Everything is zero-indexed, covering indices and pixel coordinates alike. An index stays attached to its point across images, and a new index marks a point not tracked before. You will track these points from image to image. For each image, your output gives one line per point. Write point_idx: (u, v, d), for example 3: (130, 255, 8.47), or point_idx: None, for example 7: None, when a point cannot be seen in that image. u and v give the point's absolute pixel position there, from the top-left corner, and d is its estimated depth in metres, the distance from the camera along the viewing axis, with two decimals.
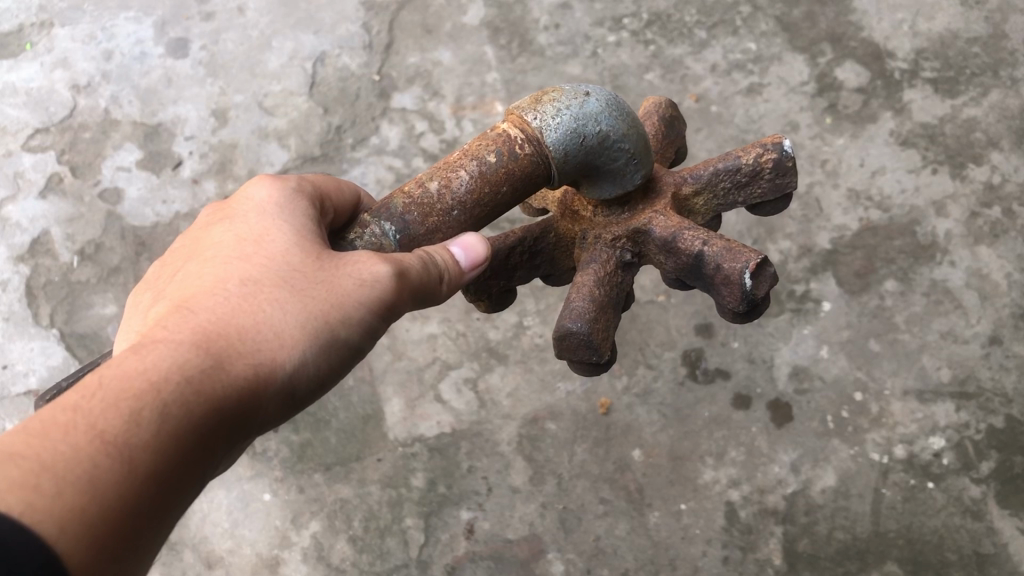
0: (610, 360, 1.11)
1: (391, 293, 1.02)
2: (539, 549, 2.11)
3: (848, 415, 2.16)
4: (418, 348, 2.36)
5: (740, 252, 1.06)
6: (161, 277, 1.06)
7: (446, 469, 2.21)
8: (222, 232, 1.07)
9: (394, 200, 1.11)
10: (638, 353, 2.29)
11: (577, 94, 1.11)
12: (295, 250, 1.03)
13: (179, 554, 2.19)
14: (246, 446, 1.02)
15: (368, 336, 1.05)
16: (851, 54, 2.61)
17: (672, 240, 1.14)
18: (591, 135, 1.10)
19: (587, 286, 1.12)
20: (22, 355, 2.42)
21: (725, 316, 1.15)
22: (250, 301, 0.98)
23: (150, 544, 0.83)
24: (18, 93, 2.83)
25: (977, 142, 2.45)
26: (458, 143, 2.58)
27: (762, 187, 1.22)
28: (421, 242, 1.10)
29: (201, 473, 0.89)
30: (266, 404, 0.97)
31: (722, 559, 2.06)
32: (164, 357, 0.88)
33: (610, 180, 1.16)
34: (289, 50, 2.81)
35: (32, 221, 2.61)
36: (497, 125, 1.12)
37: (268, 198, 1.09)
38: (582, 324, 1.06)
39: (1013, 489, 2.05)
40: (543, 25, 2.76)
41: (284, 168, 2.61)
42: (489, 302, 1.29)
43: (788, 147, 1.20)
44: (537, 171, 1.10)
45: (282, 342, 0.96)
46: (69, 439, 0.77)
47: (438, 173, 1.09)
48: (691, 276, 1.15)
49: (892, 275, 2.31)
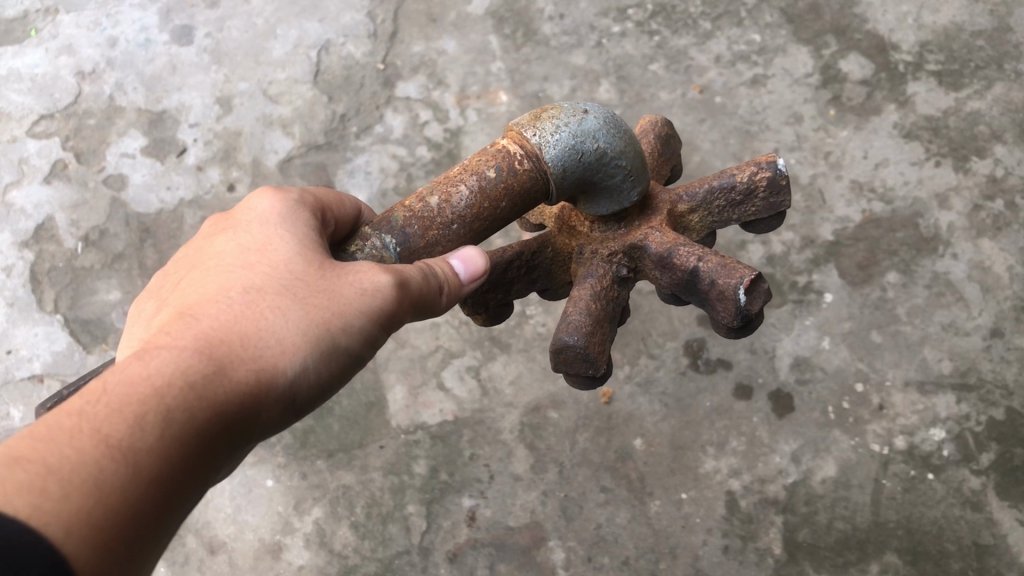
0: (606, 374, 1.12)
1: (392, 303, 1.02)
2: (540, 536, 2.12)
3: (848, 406, 2.17)
4: (421, 337, 2.36)
5: (734, 268, 1.07)
6: (165, 285, 1.06)
7: (448, 456, 2.22)
8: (226, 241, 1.07)
9: (394, 213, 1.11)
10: (641, 343, 2.30)
11: (576, 112, 1.11)
12: (297, 258, 1.03)
13: (182, 539, 2.20)
14: (247, 451, 1.01)
15: (368, 345, 1.05)
16: (855, 46, 2.61)
17: (668, 255, 1.15)
18: (589, 152, 1.10)
19: (584, 300, 1.12)
20: (26, 341, 2.42)
21: (719, 331, 1.15)
22: (252, 309, 0.98)
23: (154, 546, 0.82)
24: (22, 79, 2.83)
25: (980, 135, 2.45)
26: (463, 133, 2.58)
27: (755, 206, 1.22)
28: (420, 255, 1.10)
29: (203, 479, 0.89)
30: (267, 411, 0.97)
31: (723, 548, 2.07)
32: (168, 362, 0.89)
33: (607, 196, 1.16)
34: (293, 38, 2.81)
35: (36, 207, 2.62)
36: (497, 140, 1.12)
37: (270, 208, 1.09)
38: (578, 337, 1.06)
39: (1012, 481, 2.06)
40: (547, 14, 2.76)
41: (289, 156, 2.61)
42: (486, 315, 1.29)
43: (782, 165, 1.19)
44: (536, 186, 1.10)
45: (284, 349, 0.97)
46: (74, 444, 0.77)
47: (438, 187, 1.09)
48: (686, 291, 1.16)
49: (894, 267, 2.31)
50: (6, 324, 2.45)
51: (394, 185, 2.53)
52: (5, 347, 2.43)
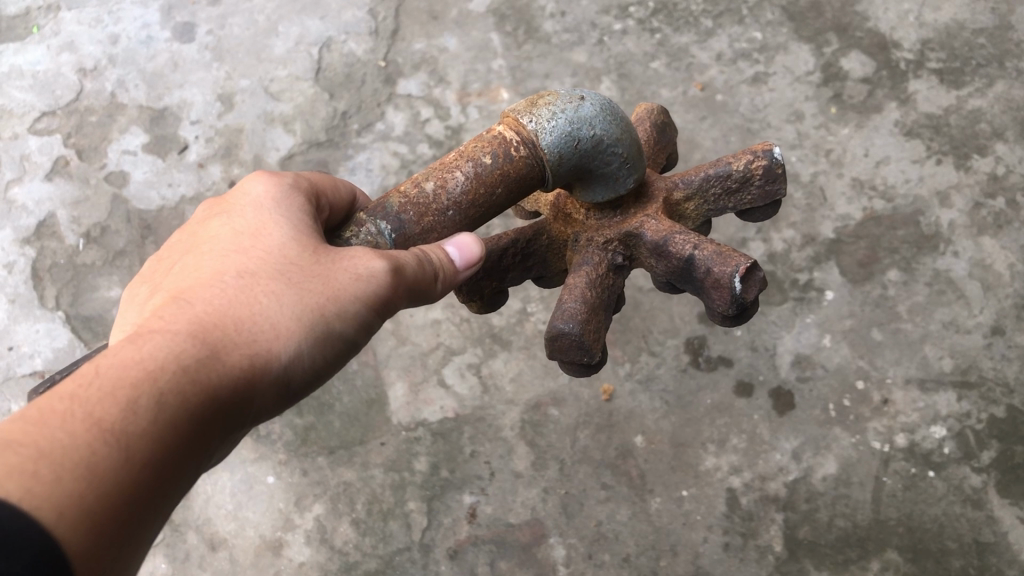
0: (601, 361, 1.12)
1: (387, 289, 1.02)
2: (541, 533, 2.12)
3: (849, 403, 2.17)
4: (422, 333, 2.36)
5: (730, 256, 1.07)
6: (158, 270, 1.06)
7: (449, 453, 2.23)
8: (220, 225, 1.07)
9: (389, 199, 1.11)
10: (641, 340, 2.30)
11: (573, 98, 1.10)
12: (291, 243, 1.03)
13: (182, 536, 2.20)
14: (242, 436, 1.02)
15: (363, 331, 1.06)
16: (857, 44, 2.62)
17: (663, 243, 1.15)
18: (586, 139, 1.10)
19: (579, 287, 1.12)
20: (27, 337, 2.43)
21: (714, 319, 1.16)
22: (246, 294, 0.98)
23: (148, 531, 0.82)
24: (24, 76, 2.83)
25: (981, 133, 2.45)
26: (464, 130, 2.58)
27: (751, 194, 1.22)
28: (415, 241, 1.10)
29: (198, 462, 0.90)
30: (261, 396, 0.97)
31: (723, 545, 2.07)
32: (161, 346, 0.89)
33: (603, 183, 1.16)
34: (295, 35, 2.81)
35: (37, 204, 2.62)
36: (493, 127, 1.12)
37: (265, 193, 1.09)
38: (574, 324, 1.06)
39: (1013, 479, 2.06)
40: (548, 12, 2.76)
41: (290, 153, 2.61)
42: (481, 303, 1.29)
43: (777, 154, 1.20)
44: (532, 173, 1.10)
45: (278, 334, 0.97)
46: (67, 427, 0.77)
47: (433, 173, 1.09)
48: (681, 279, 1.16)
49: (895, 265, 2.31)
50: (8, 321, 2.46)
51: (395, 182, 2.53)
52: (7, 343, 2.43)
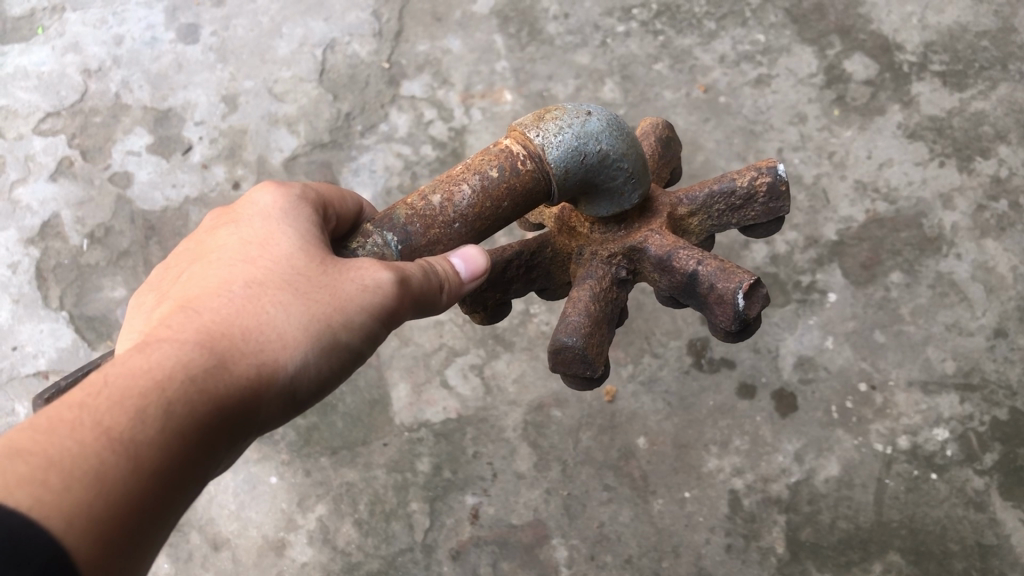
0: (604, 375, 1.12)
1: (393, 300, 1.03)
2: (543, 534, 2.13)
3: (852, 405, 2.17)
4: (425, 334, 2.37)
5: (733, 273, 1.07)
6: (166, 278, 1.07)
7: (452, 453, 2.23)
8: (228, 235, 1.07)
9: (395, 211, 1.12)
10: (644, 342, 2.30)
11: (579, 113, 1.11)
12: (299, 253, 1.04)
13: (186, 535, 2.21)
14: (248, 445, 1.02)
15: (369, 341, 1.06)
16: (860, 47, 2.62)
17: (667, 258, 1.15)
18: (592, 153, 1.10)
19: (583, 301, 1.13)
20: (31, 337, 2.44)
21: (716, 334, 1.16)
22: (254, 304, 0.98)
23: (155, 539, 0.83)
24: (29, 77, 2.84)
25: (984, 136, 2.45)
26: (467, 131, 2.59)
27: (755, 210, 1.22)
28: (421, 253, 1.11)
29: (204, 471, 0.90)
30: (267, 405, 0.98)
31: (726, 546, 2.07)
32: (169, 355, 0.89)
33: (608, 198, 1.17)
34: (299, 36, 2.82)
35: (42, 204, 2.63)
36: (500, 140, 1.12)
37: (272, 203, 1.09)
38: (577, 338, 1.07)
39: (1016, 481, 2.05)
40: (551, 14, 2.77)
41: (294, 154, 2.62)
42: (485, 314, 1.29)
43: (781, 171, 1.19)
44: (538, 187, 1.10)
45: (285, 343, 0.97)
46: (76, 436, 0.77)
47: (440, 186, 1.10)
48: (684, 294, 1.16)
49: (898, 267, 2.31)
50: (12, 321, 2.46)
51: (399, 183, 2.53)
52: (12, 343, 2.44)
